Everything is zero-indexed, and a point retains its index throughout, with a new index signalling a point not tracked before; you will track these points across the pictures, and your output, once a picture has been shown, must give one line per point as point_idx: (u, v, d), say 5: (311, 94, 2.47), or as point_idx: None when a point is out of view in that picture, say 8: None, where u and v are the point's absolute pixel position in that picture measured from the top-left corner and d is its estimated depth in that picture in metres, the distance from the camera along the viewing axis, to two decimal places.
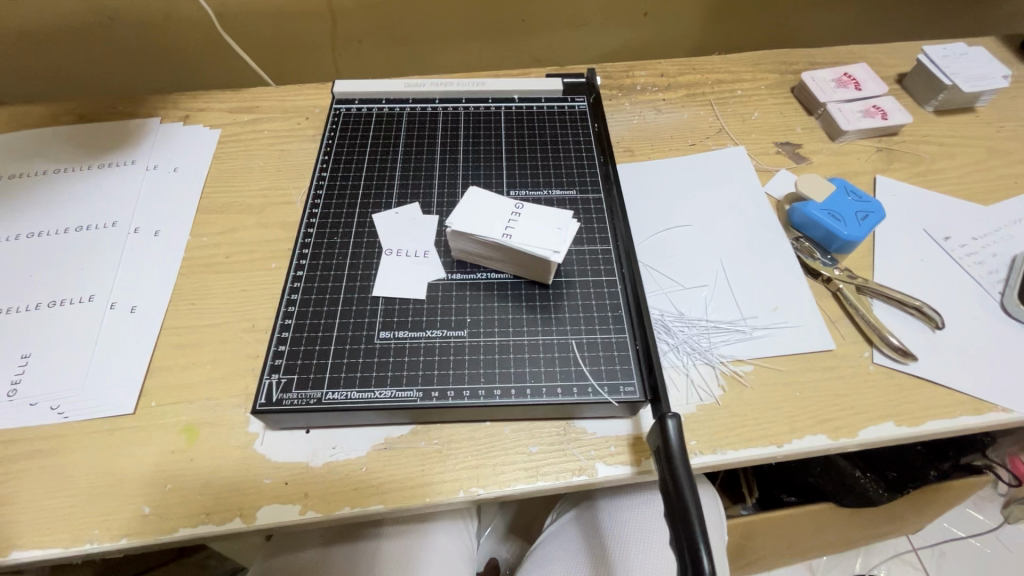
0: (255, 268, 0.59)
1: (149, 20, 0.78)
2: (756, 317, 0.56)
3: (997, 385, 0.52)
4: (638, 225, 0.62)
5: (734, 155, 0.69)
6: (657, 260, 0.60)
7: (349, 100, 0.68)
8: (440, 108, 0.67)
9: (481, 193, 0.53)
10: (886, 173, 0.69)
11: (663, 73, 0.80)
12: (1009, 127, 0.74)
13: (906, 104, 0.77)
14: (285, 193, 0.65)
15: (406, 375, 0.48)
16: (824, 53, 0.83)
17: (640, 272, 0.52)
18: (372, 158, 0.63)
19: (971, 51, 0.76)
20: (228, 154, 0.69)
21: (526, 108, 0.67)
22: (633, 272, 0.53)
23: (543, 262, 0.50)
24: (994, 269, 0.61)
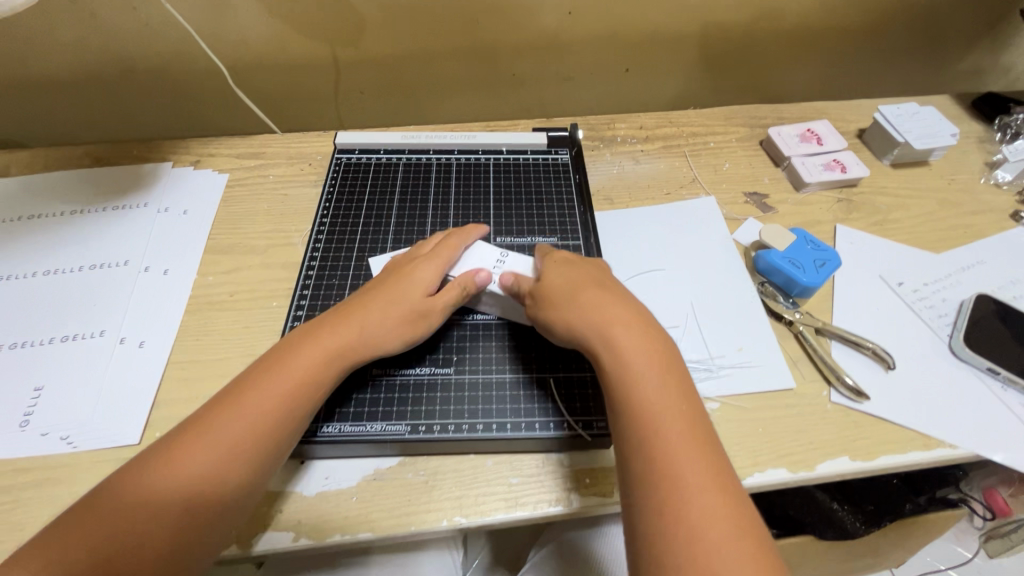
0: (258, 306, 0.63)
1: (166, 72, 0.84)
2: (723, 356, 0.60)
3: (944, 422, 0.57)
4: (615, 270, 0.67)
5: (704, 204, 0.75)
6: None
7: (350, 150, 0.74)
8: (434, 158, 0.73)
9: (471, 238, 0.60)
10: (845, 222, 0.75)
11: (642, 126, 0.86)
12: (958, 180, 0.81)
13: (865, 157, 0.83)
14: (287, 236, 0.70)
15: (395, 410, 0.52)
16: (790, 109, 0.90)
17: None
18: (370, 205, 0.68)
19: (923, 110, 0.83)
20: (235, 197, 0.74)
21: (514, 159, 0.73)
22: None
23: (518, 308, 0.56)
24: (943, 312, 0.65)
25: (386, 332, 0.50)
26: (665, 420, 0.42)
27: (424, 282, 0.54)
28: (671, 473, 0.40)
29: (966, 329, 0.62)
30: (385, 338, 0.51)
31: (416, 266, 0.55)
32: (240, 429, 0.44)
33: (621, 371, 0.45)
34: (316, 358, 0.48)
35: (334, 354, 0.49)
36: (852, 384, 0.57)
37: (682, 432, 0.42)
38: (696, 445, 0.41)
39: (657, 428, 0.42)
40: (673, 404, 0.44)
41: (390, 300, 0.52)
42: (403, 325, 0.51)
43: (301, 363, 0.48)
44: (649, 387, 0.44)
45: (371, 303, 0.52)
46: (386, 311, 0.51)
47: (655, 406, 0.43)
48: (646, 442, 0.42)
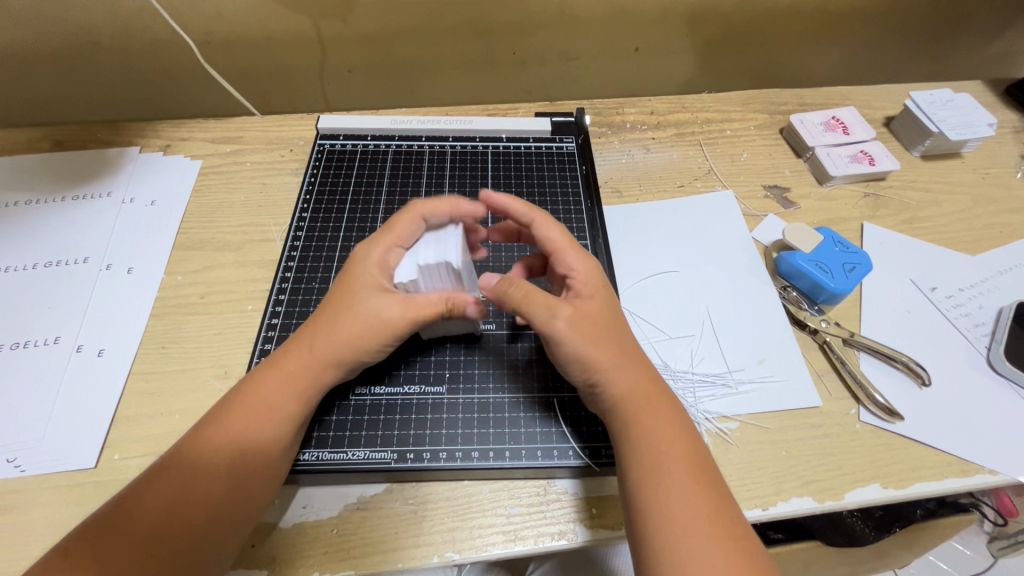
0: (231, 310, 0.57)
1: (133, 46, 0.77)
2: (742, 370, 0.55)
3: (984, 446, 0.52)
4: (623, 272, 0.61)
5: (721, 199, 0.69)
6: (641, 307, 0.59)
7: (334, 135, 0.67)
8: (427, 145, 0.66)
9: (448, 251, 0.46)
10: (873, 220, 0.69)
11: (653, 111, 0.80)
12: (994, 175, 0.75)
13: (893, 148, 0.77)
14: (265, 230, 0.64)
15: (380, 435, 0.47)
16: (813, 94, 0.84)
17: None
18: (355, 198, 0.62)
19: (958, 97, 0.76)
20: (207, 187, 0.68)
21: (514, 148, 0.67)
22: None
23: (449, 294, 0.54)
24: (980, 321, 0.60)
25: (350, 336, 0.45)
26: (666, 469, 0.39)
27: (374, 277, 0.47)
28: (685, 533, 0.36)
29: (1006, 341, 0.57)
30: (353, 345, 0.45)
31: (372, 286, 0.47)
32: (232, 441, 0.41)
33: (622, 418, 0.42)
34: (285, 375, 0.44)
35: (309, 364, 0.44)
36: (884, 402, 0.52)
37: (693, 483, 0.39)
38: (701, 497, 0.38)
39: (660, 476, 0.39)
40: (679, 448, 0.41)
41: (343, 313, 0.46)
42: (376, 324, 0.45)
43: (270, 378, 0.44)
44: (652, 430, 0.41)
45: (326, 312, 0.47)
46: (342, 318, 0.45)
47: (658, 453, 0.40)
48: (654, 491, 0.39)
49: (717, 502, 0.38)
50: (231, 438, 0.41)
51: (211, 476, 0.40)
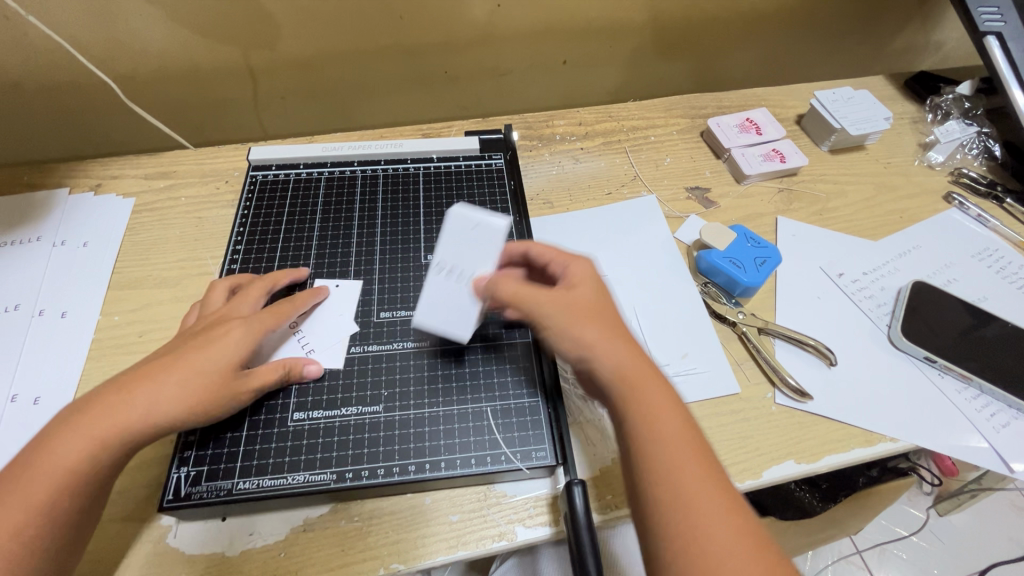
0: None
1: (54, 85, 0.76)
2: (667, 365, 0.59)
3: (885, 416, 0.57)
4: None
5: (645, 204, 0.73)
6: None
7: (266, 166, 0.68)
8: (359, 170, 0.68)
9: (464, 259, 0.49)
10: (786, 214, 0.74)
11: (581, 122, 0.83)
12: (894, 164, 0.81)
13: (804, 144, 0.83)
14: (202, 264, 0.64)
15: (319, 459, 0.48)
16: (730, 97, 0.89)
17: None
18: (289, 227, 0.63)
19: (858, 94, 0.82)
20: (141, 224, 0.68)
21: (445, 168, 0.69)
22: None
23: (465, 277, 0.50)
24: (882, 301, 0.66)
25: (185, 402, 0.43)
26: (706, 515, 0.35)
27: (218, 355, 0.45)
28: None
29: (903, 319, 0.62)
30: (189, 414, 0.43)
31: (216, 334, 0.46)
32: (75, 463, 0.40)
33: (644, 454, 0.38)
34: (103, 430, 0.41)
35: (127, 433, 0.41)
36: (795, 384, 0.57)
37: (730, 529, 0.35)
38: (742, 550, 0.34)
39: (700, 537, 0.35)
40: (715, 490, 0.37)
41: (186, 375, 0.44)
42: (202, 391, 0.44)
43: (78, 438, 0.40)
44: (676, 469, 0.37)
45: (161, 372, 0.44)
46: (179, 385, 0.43)
47: (686, 506, 0.36)
48: (687, 546, 0.35)
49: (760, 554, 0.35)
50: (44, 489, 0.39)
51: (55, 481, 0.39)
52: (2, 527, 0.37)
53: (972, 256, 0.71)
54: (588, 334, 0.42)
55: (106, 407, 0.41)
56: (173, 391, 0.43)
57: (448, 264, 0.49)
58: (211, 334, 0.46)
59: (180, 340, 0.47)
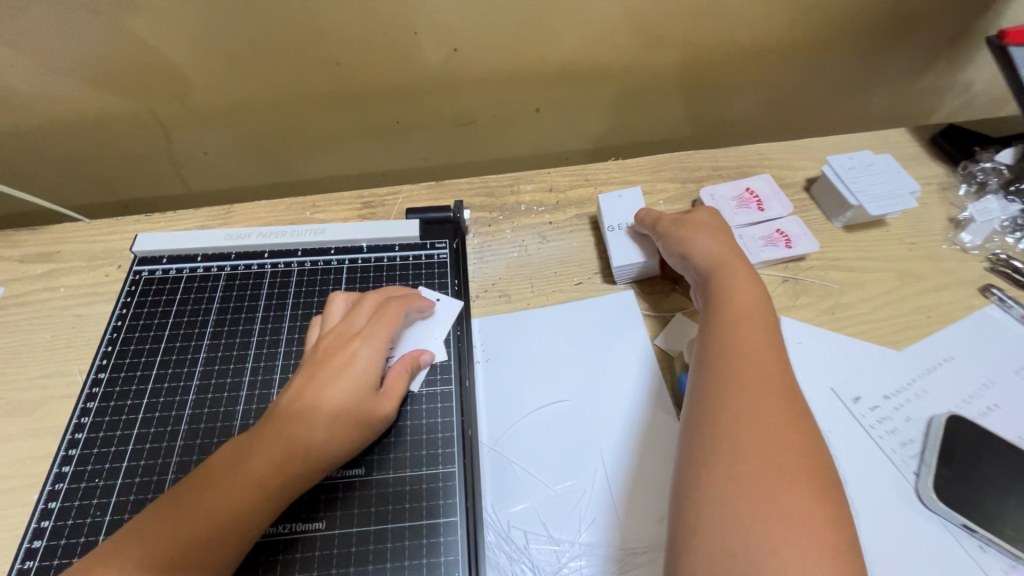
0: (7, 506, 0.45)
1: None
2: (638, 537, 0.46)
3: None
4: (492, 420, 0.51)
5: (621, 299, 0.60)
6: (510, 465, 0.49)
7: (156, 258, 0.55)
8: (269, 265, 0.55)
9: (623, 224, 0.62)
10: (791, 312, 0.62)
11: (552, 187, 0.71)
12: (920, 245, 0.68)
13: (814, 218, 0.70)
14: (69, 382, 0.52)
15: None
16: (727, 156, 0.76)
17: (481, 518, 0.45)
18: (172, 343, 0.51)
19: (878, 159, 0.70)
20: (4, 325, 0.56)
21: (376, 261, 0.57)
22: (473, 517, 0.45)
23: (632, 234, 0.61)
24: (907, 438, 0.53)
25: (351, 432, 0.43)
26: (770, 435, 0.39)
27: (363, 371, 0.45)
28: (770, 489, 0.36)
29: (934, 471, 0.50)
30: (354, 439, 0.43)
31: (353, 355, 0.46)
32: (235, 514, 0.38)
33: (725, 375, 0.42)
34: (264, 470, 0.40)
35: (284, 471, 0.40)
36: None
37: (799, 472, 0.37)
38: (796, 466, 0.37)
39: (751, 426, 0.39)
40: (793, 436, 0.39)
41: (341, 404, 0.43)
42: (359, 417, 0.44)
43: (236, 479, 0.39)
44: (763, 409, 0.40)
45: (316, 402, 0.43)
46: (337, 416, 0.43)
47: (746, 397, 0.41)
48: (726, 421, 0.40)
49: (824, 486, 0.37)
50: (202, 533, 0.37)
51: (209, 533, 0.37)
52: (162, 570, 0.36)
53: (1015, 371, 0.58)
54: (712, 249, 0.53)
55: (262, 455, 0.40)
56: (338, 412, 0.43)
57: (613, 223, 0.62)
58: (341, 358, 0.45)
59: (308, 365, 0.46)
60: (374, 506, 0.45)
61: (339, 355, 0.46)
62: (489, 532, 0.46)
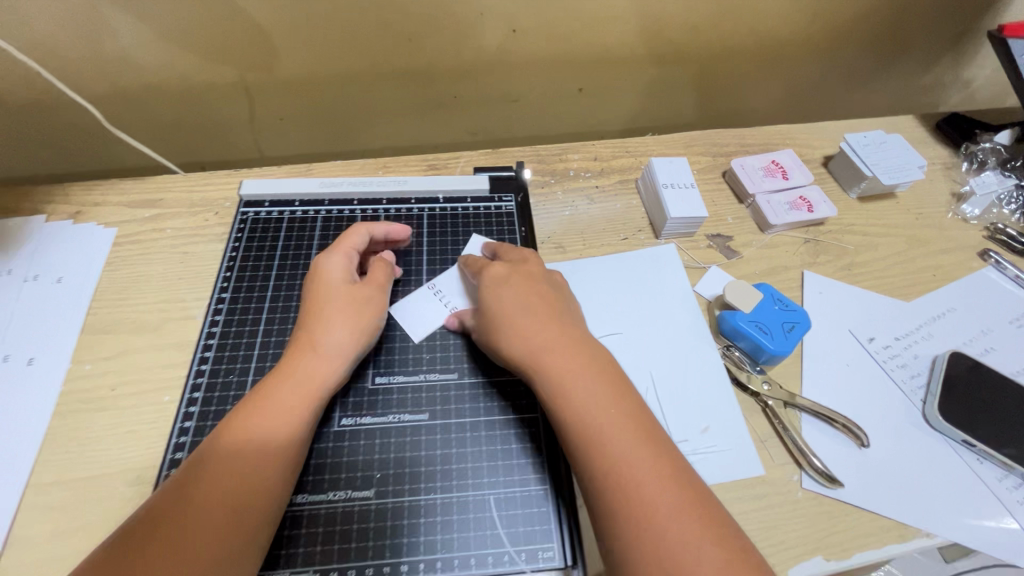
0: (144, 404, 0.53)
1: (36, 101, 0.71)
2: (686, 440, 0.54)
3: (921, 508, 0.52)
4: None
5: (664, 252, 0.69)
6: None
7: (259, 201, 0.63)
8: (359, 210, 0.63)
9: (670, 183, 0.70)
10: (813, 268, 0.70)
11: (596, 157, 0.79)
12: (927, 214, 0.76)
13: (831, 189, 0.78)
14: (184, 307, 0.59)
15: (302, 553, 0.43)
16: (753, 134, 0.84)
17: None
18: (281, 273, 0.58)
19: (890, 138, 0.78)
20: (122, 258, 0.63)
21: (451, 210, 0.64)
22: None
23: (681, 192, 0.69)
24: (915, 372, 0.61)
25: (354, 333, 0.50)
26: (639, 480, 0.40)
27: (336, 280, 0.52)
28: (663, 538, 0.38)
29: (940, 395, 0.58)
30: (359, 335, 0.50)
31: (322, 274, 0.53)
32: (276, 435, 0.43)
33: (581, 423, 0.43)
34: (288, 395, 0.45)
35: (309, 390, 0.46)
36: (823, 468, 0.52)
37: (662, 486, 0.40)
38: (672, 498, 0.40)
39: (627, 476, 0.40)
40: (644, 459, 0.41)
41: (335, 310, 0.50)
42: (357, 320, 0.50)
43: (263, 411, 0.44)
44: (614, 443, 0.42)
45: (311, 325, 0.49)
46: (332, 322, 0.49)
47: (607, 428, 0.43)
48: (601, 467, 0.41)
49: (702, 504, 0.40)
50: (246, 463, 0.42)
51: (256, 460, 0.42)
52: (216, 499, 0.40)
53: (1008, 321, 0.66)
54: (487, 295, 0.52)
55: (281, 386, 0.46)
56: (339, 331, 0.49)
57: (666, 182, 0.70)
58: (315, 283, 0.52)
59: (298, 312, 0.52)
60: (470, 403, 0.51)
61: (310, 281, 0.52)
62: None
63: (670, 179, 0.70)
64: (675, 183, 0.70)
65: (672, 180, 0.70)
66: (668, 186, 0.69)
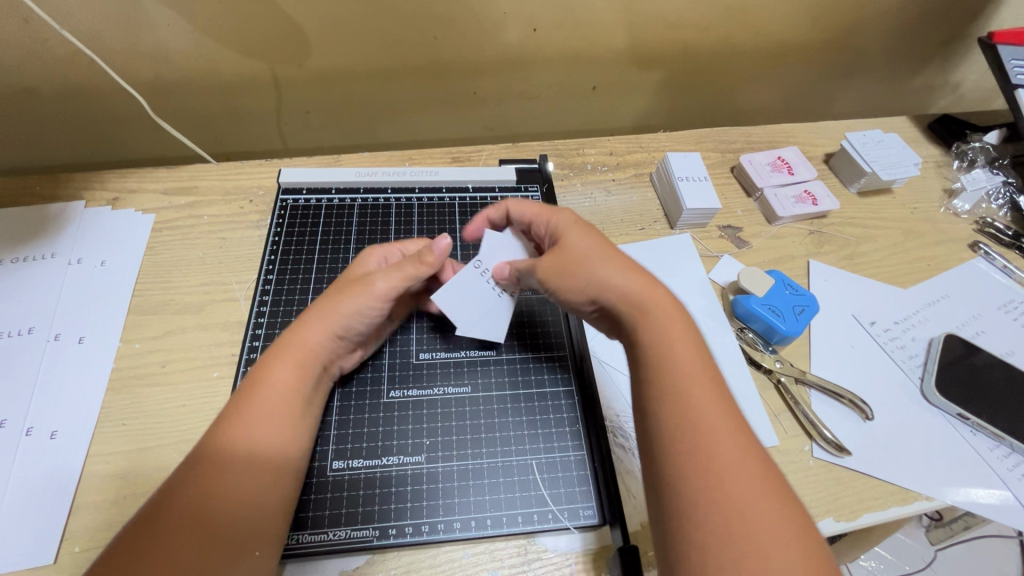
0: (194, 380, 0.55)
1: (71, 90, 0.72)
2: None
3: (920, 474, 0.57)
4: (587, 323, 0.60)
5: (680, 242, 0.72)
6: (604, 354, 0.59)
7: (297, 190, 0.66)
8: (393, 198, 0.66)
9: (686, 176, 0.73)
10: (817, 257, 0.74)
11: (612, 152, 0.82)
12: (921, 209, 0.81)
13: (833, 185, 0.83)
14: (227, 289, 0.62)
15: (361, 512, 0.46)
16: (758, 132, 0.89)
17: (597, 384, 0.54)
18: (323, 257, 0.61)
19: (887, 138, 0.83)
20: (162, 243, 0.65)
21: (481, 199, 0.67)
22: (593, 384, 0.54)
23: (696, 184, 0.73)
24: (913, 352, 0.66)
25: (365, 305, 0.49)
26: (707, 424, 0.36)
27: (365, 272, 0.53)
28: (735, 504, 0.33)
29: (937, 374, 0.62)
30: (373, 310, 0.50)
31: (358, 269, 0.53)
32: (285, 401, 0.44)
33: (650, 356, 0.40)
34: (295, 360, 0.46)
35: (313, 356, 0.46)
36: (832, 438, 0.57)
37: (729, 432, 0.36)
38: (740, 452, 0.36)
39: (695, 415, 0.37)
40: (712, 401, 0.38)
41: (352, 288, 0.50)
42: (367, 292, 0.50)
43: (271, 377, 0.45)
44: (680, 374, 0.39)
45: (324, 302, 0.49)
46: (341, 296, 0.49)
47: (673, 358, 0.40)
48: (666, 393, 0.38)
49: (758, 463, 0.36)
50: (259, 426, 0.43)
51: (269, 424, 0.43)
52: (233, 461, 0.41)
53: (997, 308, 0.71)
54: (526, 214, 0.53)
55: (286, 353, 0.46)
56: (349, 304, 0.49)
57: (682, 175, 0.73)
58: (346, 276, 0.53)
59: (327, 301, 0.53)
60: (509, 377, 0.54)
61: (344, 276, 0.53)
62: None
63: (686, 172, 0.74)
64: (691, 176, 0.74)
65: (688, 173, 0.74)
66: (684, 179, 0.73)
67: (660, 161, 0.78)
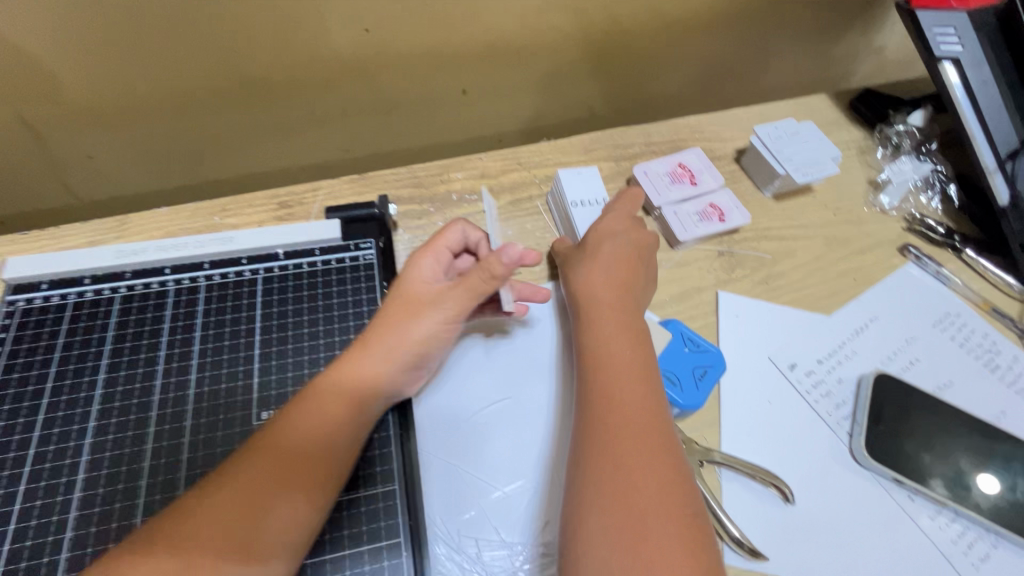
0: None
1: None
2: None
3: (850, 565, 0.47)
4: (432, 433, 0.50)
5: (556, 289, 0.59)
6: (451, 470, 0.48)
7: (34, 284, 0.49)
8: (171, 282, 0.50)
9: (582, 201, 0.60)
10: (728, 286, 0.62)
11: (483, 174, 0.67)
12: (845, 209, 0.70)
13: (745, 189, 0.71)
14: None
15: None
16: (660, 130, 0.75)
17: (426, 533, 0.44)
18: (59, 385, 0.45)
19: (802, 126, 0.70)
20: None
21: (295, 267, 0.52)
22: (421, 534, 0.44)
23: (589, 213, 0.60)
24: (840, 400, 0.55)
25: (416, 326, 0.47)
26: (634, 458, 0.40)
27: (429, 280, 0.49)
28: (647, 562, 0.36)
29: (865, 430, 0.52)
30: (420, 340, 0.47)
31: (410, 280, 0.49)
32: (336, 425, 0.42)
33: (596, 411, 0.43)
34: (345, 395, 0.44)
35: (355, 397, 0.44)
36: (743, 539, 0.46)
37: (662, 490, 0.39)
38: (665, 478, 0.40)
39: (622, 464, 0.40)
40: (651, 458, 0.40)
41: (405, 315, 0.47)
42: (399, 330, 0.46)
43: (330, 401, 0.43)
44: (631, 417, 0.42)
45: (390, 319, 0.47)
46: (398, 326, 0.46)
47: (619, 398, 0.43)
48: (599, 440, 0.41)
49: (678, 463, 0.41)
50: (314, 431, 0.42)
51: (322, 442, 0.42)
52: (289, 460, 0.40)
53: (932, 325, 0.62)
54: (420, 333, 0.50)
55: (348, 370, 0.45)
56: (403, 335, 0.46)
57: (577, 200, 0.60)
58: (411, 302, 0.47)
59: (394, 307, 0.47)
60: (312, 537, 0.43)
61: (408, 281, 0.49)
62: (439, 544, 0.46)
63: (583, 195, 0.61)
64: (587, 201, 0.60)
65: (584, 198, 0.61)
66: (577, 204, 0.60)
67: (555, 177, 0.65)
